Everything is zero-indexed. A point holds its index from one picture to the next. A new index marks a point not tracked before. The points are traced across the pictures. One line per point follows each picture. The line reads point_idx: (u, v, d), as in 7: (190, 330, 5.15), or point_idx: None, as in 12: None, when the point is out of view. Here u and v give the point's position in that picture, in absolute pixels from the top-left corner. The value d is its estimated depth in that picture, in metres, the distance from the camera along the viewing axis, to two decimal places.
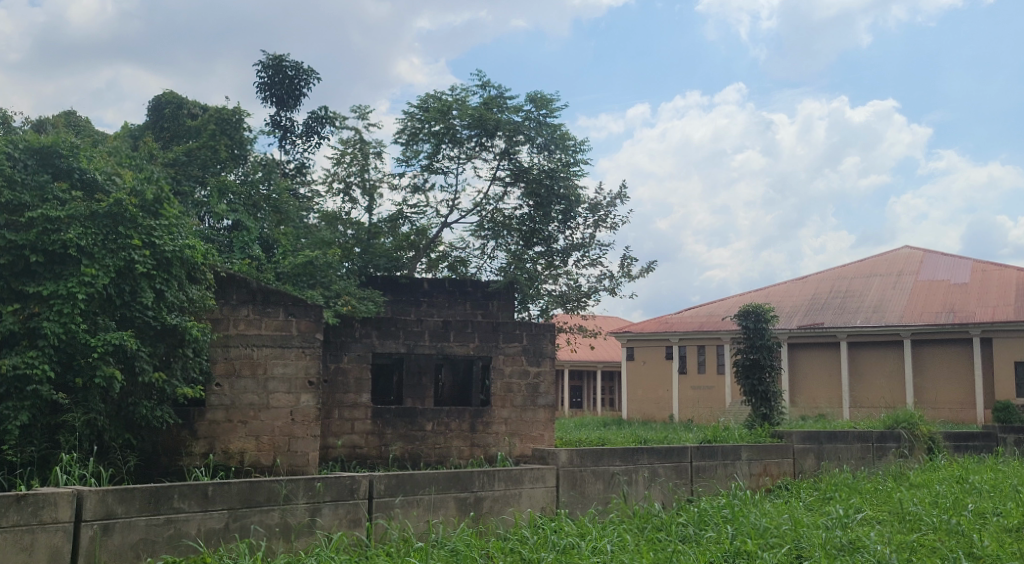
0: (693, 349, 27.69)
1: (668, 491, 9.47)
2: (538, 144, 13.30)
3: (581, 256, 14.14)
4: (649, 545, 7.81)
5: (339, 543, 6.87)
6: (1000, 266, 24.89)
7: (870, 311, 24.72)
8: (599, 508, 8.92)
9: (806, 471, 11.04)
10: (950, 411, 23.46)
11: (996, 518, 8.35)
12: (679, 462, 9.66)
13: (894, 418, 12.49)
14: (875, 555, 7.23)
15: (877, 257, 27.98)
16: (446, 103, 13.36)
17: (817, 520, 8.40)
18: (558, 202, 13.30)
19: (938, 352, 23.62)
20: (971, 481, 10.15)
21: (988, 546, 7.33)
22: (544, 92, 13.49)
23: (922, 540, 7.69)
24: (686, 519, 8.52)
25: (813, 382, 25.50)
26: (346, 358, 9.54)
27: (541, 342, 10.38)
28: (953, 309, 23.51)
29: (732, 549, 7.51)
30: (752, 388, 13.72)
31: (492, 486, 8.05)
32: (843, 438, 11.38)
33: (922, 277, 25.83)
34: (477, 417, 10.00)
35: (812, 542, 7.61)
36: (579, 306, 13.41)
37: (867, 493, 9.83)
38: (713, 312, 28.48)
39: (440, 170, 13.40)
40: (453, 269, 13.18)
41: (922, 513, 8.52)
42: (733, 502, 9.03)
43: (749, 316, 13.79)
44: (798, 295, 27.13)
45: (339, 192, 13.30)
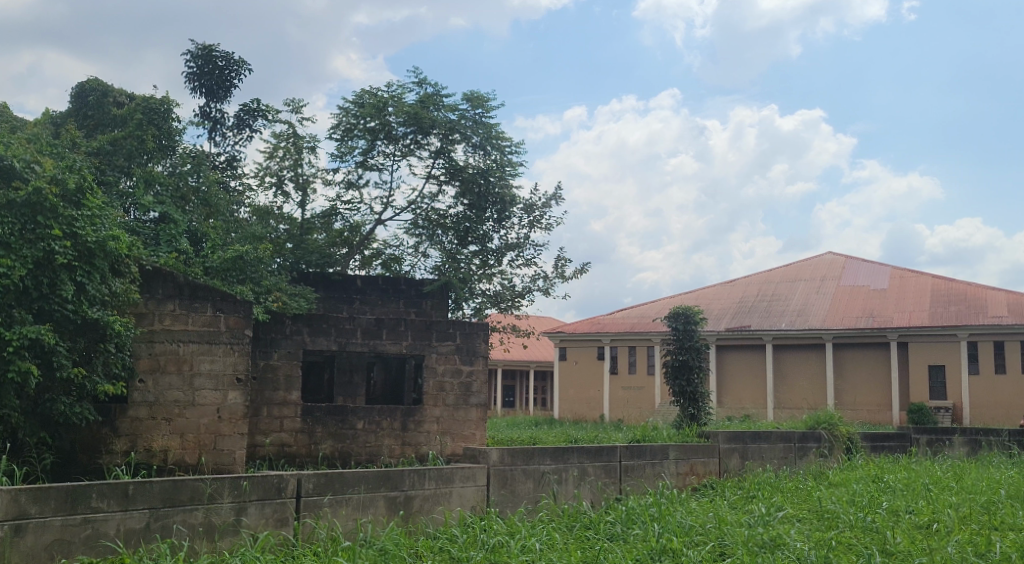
0: (625, 350, 28.07)
1: (597, 490, 9.58)
2: (473, 144, 13.31)
3: (515, 256, 14.22)
4: (578, 544, 7.89)
5: (264, 542, 6.79)
6: (917, 273, 25.83)
7: (795, 315, 25.37)
8: (528, 507, 8.97)
9: (731, 470, 11.28)
10: (867, 412, 24.25)
11: (909, 516, 8.67)
12: (608, 461, 9.77)
13: (816, 419, 12.87)
14: (795, 553, 7.42)
15: (802, 263, 28.74)
16: (382, 100, 13.26)
17: (740, 517, 8.61)
18: (493, 202, 13.34)
19: (858, 355, 24.39)
20: (887, 481, 10.50)
21: (901, 543, 7.60)
22: (480, 91, 13.52)
23: (839, 537, 7.94)
24: (614, 517, 8.64)
25: (738, 382, 25.98)
26: (276, 355, 9.38)
27: (473, 341, 10.38)
28: (873, 314, 24.31)
29: (658, 547, 7.64)
30: (681, 389, 13.97)
31: (422, 485, 8.03)
32: (766, 438, 11.69)
33: (844, 283, 26.62)
34: (409, 415, 9.94)
35: (735, 540, 7.79)
36: (512, 305, 13.47)
37: (787, 491, 10.10)
38: (644, 313, 28.89)
39: (374, 167, 13.29)
40: (387, 266, 13.11)
41: (839, 511, 8.80)
42: (661, 501, 9.19)
43: (678, 318, 14.05)
44: (726, 298, 27.69)
45: (271, 186, 13.10)
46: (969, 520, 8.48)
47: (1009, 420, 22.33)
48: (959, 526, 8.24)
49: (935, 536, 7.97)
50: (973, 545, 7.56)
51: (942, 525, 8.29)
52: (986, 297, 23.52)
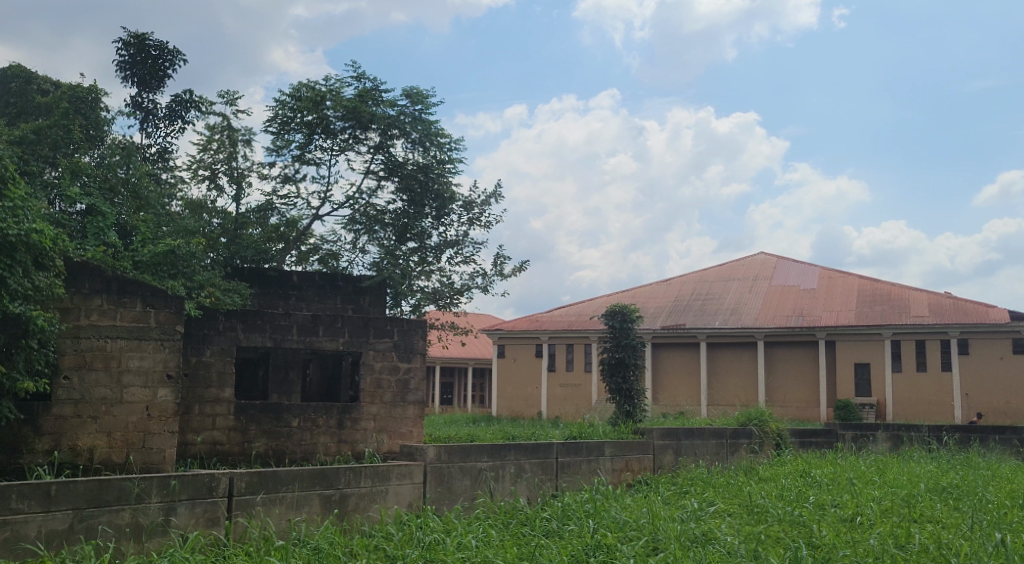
0: (562, 348, 28.29)
1: (533, 487, 9.65)
2: (412, 140, 13.27)
3: (454, 253, 14.21)
4: (513, 540, 7.94)
5: (194, 543, 6.68)
6: (845, 274, 26.61)
7: (729, 314, 25.87)
8: (465, 504, 8.98)
9: (665, 466, 11.46)
10: (796, 408, 24.85)
11: (834, 509, 8.94)
12: (545, 458, 9.83)
13: (747, 416, 13.17)
14: (725, 547, 7.59)
15: (735, 263, 29.33)
16: (320, 93, 13.10)
17: (673, 512, 8.77)
18: (433, 198, 13.30)
19: (789, 354, 25.00)
20: (814, 475, 10.81)
21: (826, 536, 7.84)
22: (420, 87, 13.47)
23: (768, 531, 8.15)
24: (550, 514, 8.72)
25: (673, 379, 26.34)
26: (209, 352, 9.19)
27: (411, 338, 10.33)
28: (803, 313, 24.94)
29: (593, 543, 7.75)
30: (617, 386, 14.14)
31: (358, 483, 7.98)
32: (699, 434, 11.91)
33: (775, 283, 27.25)
34: (346, 413, 9.80)
35: (667, 534, 7.93)
36: (451, 302, 13.46)
37: (719, 486, 10.33)
38: (582, 312, 29.12)
39: (312, 161, 13.14)
40: (324, 262, 12.99)
41: (769, 506, 9.02)
42: (596, 497, 9.31)
43: (615, 316, 14.22)
44: (662, 297, 28.08)
45: (204, 179, 12.84)
46: (890, 512, 8.77)
47: (930, 416, 23.13)
48: (881, 519, 8.52)
49: (859, 529, 8.23)
50: (894, 537, 7.82)
51: (866, 518, 8.55)
52: (909, 297, 24.39)
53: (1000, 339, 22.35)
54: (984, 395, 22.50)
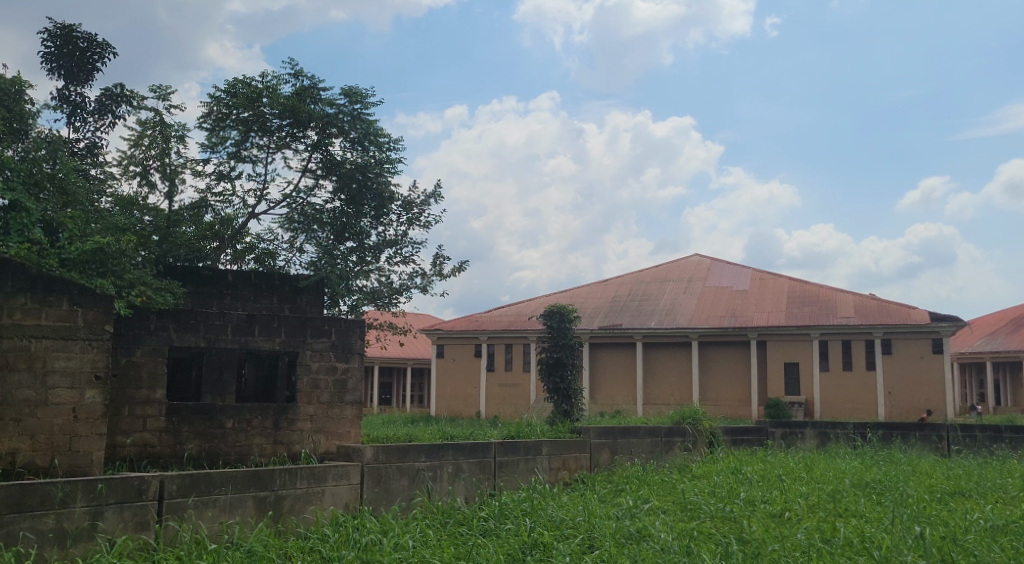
0: (501, 348, 28.42)
1: (471, 486, 9.69)
2: (351, 139, 13.22)
3: (393, 252, 14.18)
4: (451, 540, 7.99)
5: (122, 548, 6.60)
6: (776, 275, 27.32)
7: (664, 314, 26.30)
8: (402, 505, 8.98)
9: (601, 465, 11.62)
10: (729, 406, 25.39)
11: (764, 505, 9.19)
12: (483, 457, 9.89)
13: (681, 414, 13.44)
14: (659, 543, 7.76)
15: (671, 264, 29.82)
16: (256, 90, 12.95)
17: (609, 511, 8.90)
18: (372, 198, 13.25)
19: (722, 353, 25.52)
20: (745, 472, 11.09)
21: (756, 531, 8.06)
22: (359, 86, 13.41)
23: (701, 527, 8.35)
24: (487, 513, 8.79)
25: (609, 379, 26.62)
26: (139, 352, 8.95)
27: (349, 338, 10.29)
28: (735, 314, 25.50)
29: (530, 541, 7.85)
30: (555, 386, 14.27)
31: (293, 484, 7.94)
32: (634, 433, 12.11)
33: (709, 284, 27.82)
34: (282, 413, 9.69)
35: (603, 532, 8.06)
36: (390, 303, 13.43)
37: (654, 484, 10.52)
38: (521, 311, 29.28)
39: (248, 159, 12.96)
40: (260, 261, 12.84)
41: (701, 503, 9.23)
42: (533, 495, 9.40)
43: (553, 316, 14.38)
44: (599, 297, 28.39)
45: (135, 175, 12.58)
46: (817, 508, 9.05)
47: (856, 414, 23.85)
48: (808, 514, 8.79)
49: (787, 524, 8.48)
50: (820, 531, 8.09)
51: (794, 513, 8.81)
52: (837, 299, 25.14)
53: (922, 339, 23.20)
54: (907, 394, 23.32)
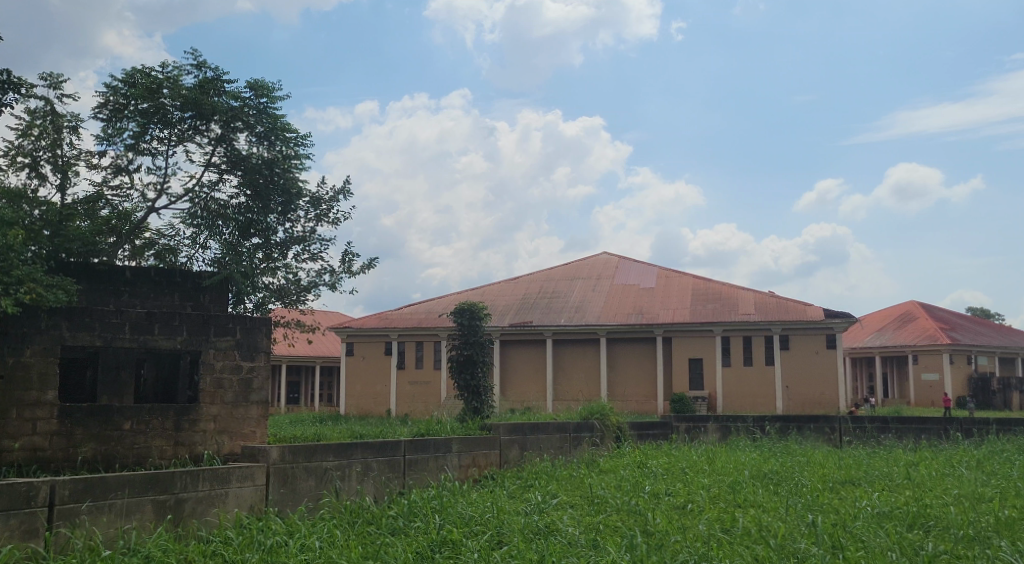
0: (412, 345, 28.30)
1: (380, 485, 9.62)
2: (256, 133, 12.98)
3: (301, 249, 13.95)
4: (359, 540, 7.92)
5: (8, 557, 6.31)
6: (680, 274, 28.03)
7: (573, 311, 26.63)
8: (309, 505, 8.84)
9: (511, 461, 11.70)
10: (636, 402, 25.81)
11: (668, 497, 9.42)
12: (392, 456, 9.84)
13: (589, 410, 13.63)
14: (567, 538, 7.86)
15: (580, 262, 30.23)
16: (156, 81, 12.55)
17: (518, 506, 8.98)
18: (278, 194, 13.01)
19: (629, 349, 26.03)
20: (650, 466, 11.36)
21: (659, 523, 8.26)
22: (265, 80, 13.14)
23: (607, 520, 8.51)
24: (396, 511, 8.75)
25: (520, 375, 26.78)
26: (28, 351, 8.52)
27: (255, 336, 9.94)
28: (642, 311, 26.06)
29: (438, 539, 7.85)
30: (465, 383, 14.28)
31: (194, 487, 7.73)
32: (543, 429, 12.25)
33: (617, 281, 28.33)
34: (183, 414, 9.31)
35: (511, 528, 8.14)
36: (297, 300, 13.21)
37: (562, 479, 10.67)
38: (431, 309, 29.20)
39: (147, 151, 12.54)
40: (160, 257, 12.45)
41: (608, 497, 9.40)
42: (443, 493, 9.42)
43: (464, 313, 14.39)
44: (510, 294, 28.54)
45: (25, 167, 12.00)
46: (718, 499, 9.33)
47: (756, 408, 24.66)
48: (709, 505, 9.06)
49: (689, 515, 8.72)
50: (720, 521, 8.34)
51: (696, 505, 9.06)
52: (738, 296, 25.96)
53: (817, 335, 24.15)
54: (803, 387, 24.24)
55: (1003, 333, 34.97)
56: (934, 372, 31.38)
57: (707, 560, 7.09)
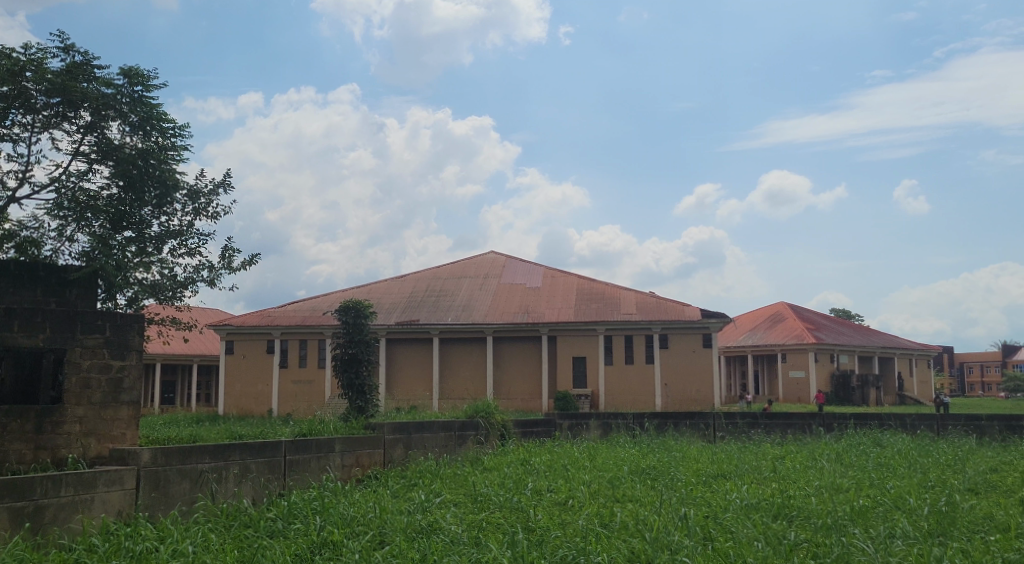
0: (295, 343, 27.75)
1: (259, 487, 9.35)
2: (130, 123, 12.44)
3: (177, 244, 13.45)
4: (235, 543, 7.72)
5: None
6: (565, 274, 28.54)
7: (460, 309, 26.65)
8: (183, 509, 8.50)
9: (394, 461, 11.60)
10: (521, 400, 26.05)
11: (550, 494, 9.55)
12: (272, 457, 9.58)
13: (475, 408, 13.70)
14: (449, 535, 7.89)
15: (467, 261, 30.33)
16: (18, 63, 11.85)
17: (401, 506, 8.92)
18: (154, 186, 12.51)
19: (515, 348, 26.29)
20: (533, 463, 11.50)
21: (541, 520, 8.36)
22: (140, 67, 12.61)
23: (489, 518, 8.57)
24: (274, 513, 8.55)
25: (406, 374, 26.59)
26: None
27: (126, 334, 9.34)
28: (528, 310, 26.34)
29: (318, 540, 7.74)
30: (349, 382, 14.10)
31: (57, 492, 7.36)
32: (428, 428, 12.22)
33: (503, 281, 28.55)
34: (45, 416, 8.70)
35: (394, 527, 8.09)
36: (173, 297, 12.73)
37: (446, 477, 10.68)
38: (316, 307, 28.67)
39: (8, 137, 11.81)
40: (21, 250, 11.75)
41: (491, 494, 9.46)
42: (323, 494, 9.26)
43: (349, 311, 14.17)
44: (397, 292, 28.32)
45: None
46: (597, 494, 9.53)
47: (637, 405, 25.30)
48: (589, 500, 9.24)
49: (569, 511, 8.87)
50: (599, 516, 8.52)
51: (577, 501, 9.22)
52: (621, 297, 26.64)
53: (694, 334, 25.03)
54: (681, 385, 25.03)
55: (863, 333, 37.08)
56: (800, 370, 32.93)
57: (587, 554, 7.23)
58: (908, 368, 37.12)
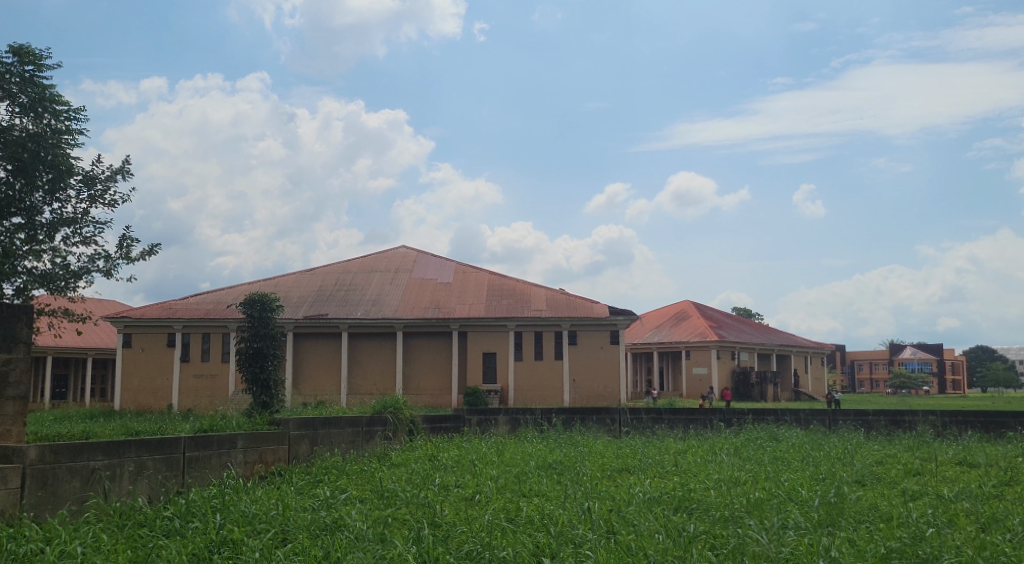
0: (197, 337, 26.98)
1: (155, 485, 9.02)
2: (20, 104, 11.86)
3: (71, 232, 12.91)
4: (128, 543, 7.45)
5: None
6: (476, 270, 28.61)
7: (370, 304, 26.36)
8: (72, 509, 8.13)
9: (299, 457, 11.38)
10: (430, 395, 25.91)
11: (457, 489, 9.55)
12: (170, 454, 9.27)
13: (383, 403, 13.66)
14: (355, 532, 7.78)
15: (377, 255, 30.05)
16: None
17: (305, 502, 8.78)
18: (46, 170, 11.97)
19: (424, 343, 26.18)
20: (441, 458, 11.46)
21: (447, 515, 8.35)
22: (31, 45, 12.02)
23: (395, 514, 8.50)
24: (172, 512, 8.30)
25: (314, 369, 26.15)
26: None
27: (14, 325, 8.72)
28: (438, 305, 26.26)
29: (218, 539, 7.54)
30: (254, 376, 13.76)
31: None
32: (334, 423, 12.05)
33: (414, 275, 28.40)
34: None
35: (297, 525, 7.95)
36: (66, 286, 12.22)
37: (353, 473, 10.54)
38: (220, 299, 27.92)
39: None
40: None
41: (398, 490, 9.39)
42: (224, 491, 9.01)
43: (254, 305, 13.89)
44: (305, 286, 27.82)
45: None
46: (504, 489, 9.57)
47: (544, 401, 25.50)
48: (496, 495, 9.27)
49: (476, 506, 8.88)
50: (506, 511, 8.57)
51: (483, 496, 9.25)
52: (531, 294, 26.90)
53: (602, 331, 25.48)
54: (588, 381, 25.42)
55: (762, 331, 38.35)
56: (703, 367, 33.79)
57: (492, 548, 7.27)
58: (803, 365, 38.54)
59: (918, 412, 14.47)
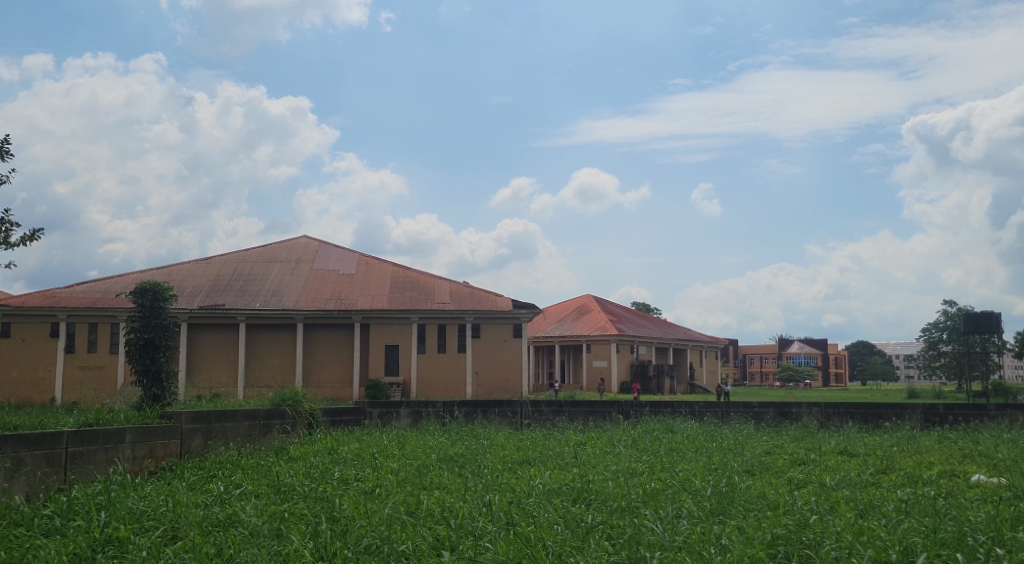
0: (84, 328, 25.86)
1: (35, 482, 8.57)
2: None
3: None
4: (3, 545, 7.08)
5: None
6: (380, 262, 28.31)
7: (269, 295, 25.73)
8: None
9: (191, 451, 11.02)
10: (330, 388, 25.47)
11: (357, 483, 9.44)
12: (51, 450, 8.84)
13: (280, 396, 13.38)
14: (249, 528, 7.58)
15: (277, 245, 29.37)
16: None
17: (197, 498, 8.51)
18: None
19: (324, 335, 25.74)
20: (340, 452, 11.29)
21: (345, 509, 8.24)
22: None
23: (292, 509, 8.33)
24: (53, 510, 7.92)
25: (208, 361, 25.33)
26: None
27: None
28: (340, 297, 25.84)
29: (102, 537, 7.26)
30: (145, 368, 13.28)
31: None
32: (229, 417, 11.72)
33: (316, 266, 27.88)
34: None
35: (187, 522, 7.71)
36: None
37: (249, 468, 10.28)
38: (109, 288, 26.78)
39: None
40: None
41: (295, 485, 9.19)
42: (109, 488, 8.64)
43: (145, 294, 13.30)
44: (201, 275, 26.94)
45: None
46: (404, 482, 9.50)
47: (447, 393, 25.46)
48: (396, 489, 9.20)
49: (376, 499, 8.79)
50: (406, 504, 8.51)
51: (384, 490, 9.16)
52: (435, 286, 26.84)
53: (505, 325, 25.65)
54: (491, 373, 25.55)
55: (661, 325, 39.33)
56: (603, 360, 34.41)
57: (391, 542, 7.20)
58: (698, 358, 39.70)
59: (804, 404, 15.12)
